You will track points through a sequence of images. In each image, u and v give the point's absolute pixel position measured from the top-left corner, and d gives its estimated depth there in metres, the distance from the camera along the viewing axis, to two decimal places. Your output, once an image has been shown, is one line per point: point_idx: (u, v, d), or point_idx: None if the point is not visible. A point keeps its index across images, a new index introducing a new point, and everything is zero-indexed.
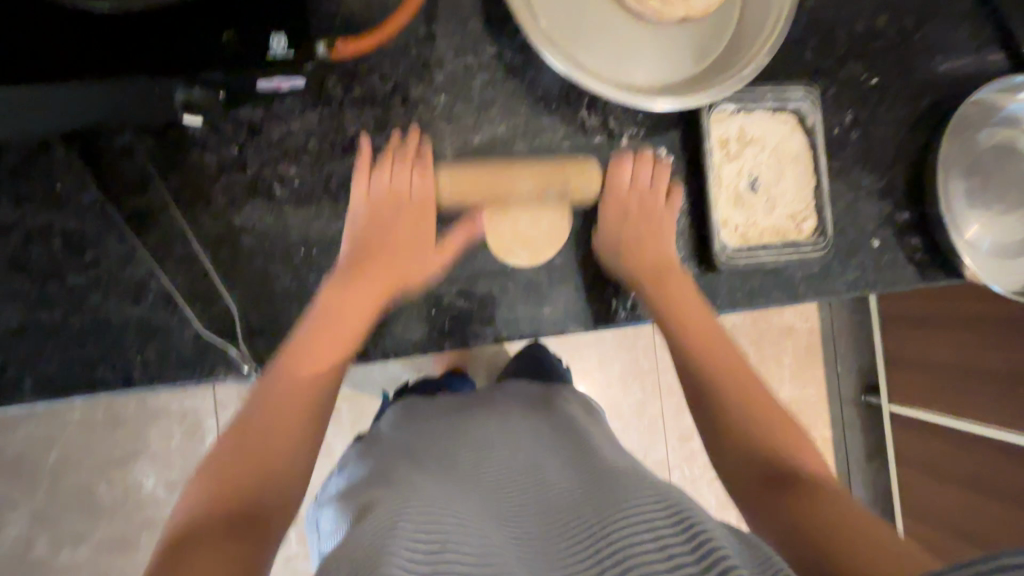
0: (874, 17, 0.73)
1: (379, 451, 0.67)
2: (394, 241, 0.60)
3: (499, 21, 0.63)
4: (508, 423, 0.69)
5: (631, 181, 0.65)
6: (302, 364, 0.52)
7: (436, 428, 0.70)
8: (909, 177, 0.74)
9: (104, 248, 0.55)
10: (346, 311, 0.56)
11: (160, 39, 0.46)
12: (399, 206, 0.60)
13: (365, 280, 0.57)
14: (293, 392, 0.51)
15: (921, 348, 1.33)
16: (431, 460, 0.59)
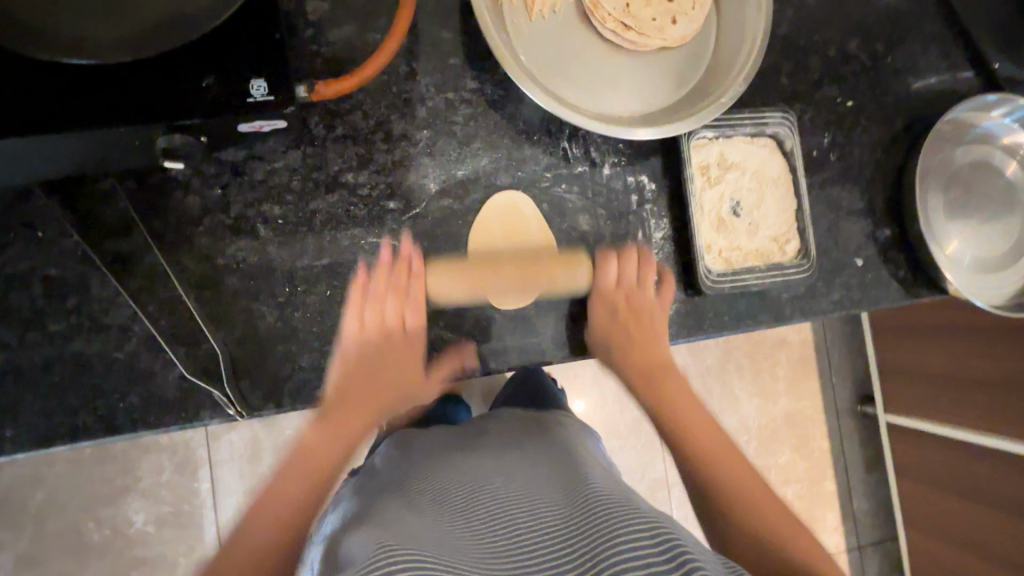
0: (846, 41, 0.75)
1: (374, 485, 0.67)
2: (392, 349, 0.63)
3: (479, 56, 0.64)
4: (503, 455, 0.68)
5: (618, 277, 0.66)
6: (303, 466, 0.58)
7: (429, 460, 0.69)
8: (888, 195, 0.75)
9: (86, 293, 0.55)
10: (376, 382, 0.63)
11: (140, 89, 0.47)
12: (405, 281, 0.61)
13: (376, 391, 0.63)
14: (332, 440, 0.60)
15: (914, 358, 1.34)
16: (425, 495, 0.59)
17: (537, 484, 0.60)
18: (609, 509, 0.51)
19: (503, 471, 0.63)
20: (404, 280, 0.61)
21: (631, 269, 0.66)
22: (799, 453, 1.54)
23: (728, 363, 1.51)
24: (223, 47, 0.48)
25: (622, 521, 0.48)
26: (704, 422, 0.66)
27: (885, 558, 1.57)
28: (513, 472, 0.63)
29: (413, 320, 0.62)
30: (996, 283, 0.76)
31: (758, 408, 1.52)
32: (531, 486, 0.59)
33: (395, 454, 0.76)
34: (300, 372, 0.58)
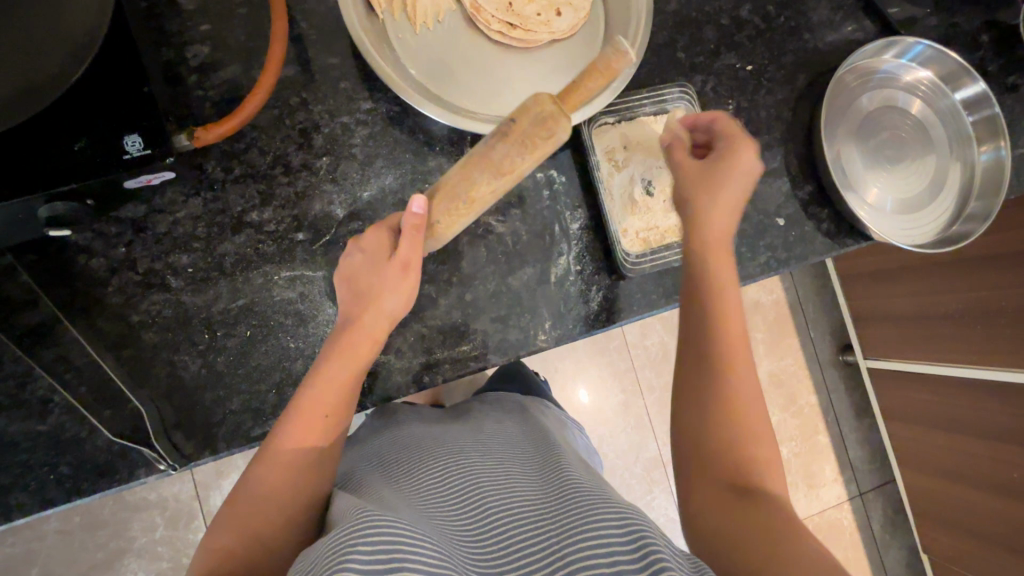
0: (736, 8, 0.76)
1: (359, 459, 0.70)
2: (362, 327, 0.55)
3: (369, 77, 0.65)
4: (485, 438, 0.70)
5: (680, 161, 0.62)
6: (286, 444, 0.52)
7: (413, 438, 0.71)
8: (800, 152, 0.76)
9: (1, 371, 0.54)
10: (349, 356, 0.54)
11: (14, 161, 0.47)
12: (384, 258, 0.56)
13: (353, 355, 0.55)
14: (311, 410, 0.53)
15: (885, 302, 1.35)
16: (404, 475, 0.60)
17: (515, 470, 0.62)
18: (585, 492, 0.53)
19: (483, 454, 0.64)
20: (384, 238, 0.57)
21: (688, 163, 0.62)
22: (786, 411, 1.55)
23: None
24: (91, 108, 0.48)
25: (595, 507, 0.49)
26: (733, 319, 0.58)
27: (887, 501, 1.58)
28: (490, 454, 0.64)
29: None
30: (925, 221, 0.78)
31: None
32: (510, 470, 0.61)
33: (381, 425, 0.79)
34: (231, 416, 0.58)
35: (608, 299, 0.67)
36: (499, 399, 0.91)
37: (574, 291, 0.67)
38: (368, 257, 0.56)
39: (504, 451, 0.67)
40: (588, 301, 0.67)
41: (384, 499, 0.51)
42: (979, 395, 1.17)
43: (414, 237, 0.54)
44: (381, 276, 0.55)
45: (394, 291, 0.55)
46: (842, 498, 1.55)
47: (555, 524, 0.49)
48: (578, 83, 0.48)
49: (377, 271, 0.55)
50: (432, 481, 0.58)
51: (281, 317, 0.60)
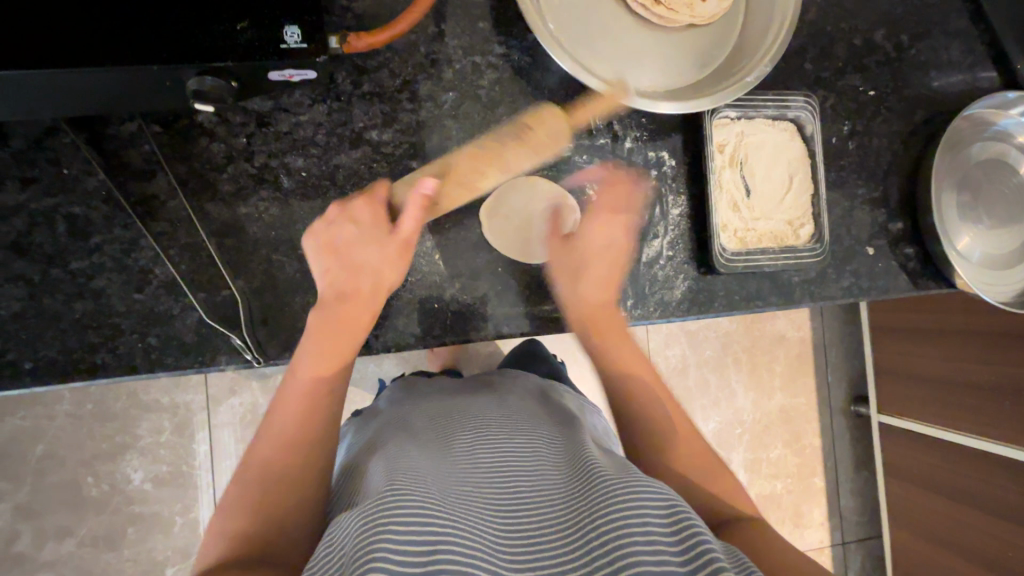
0: (872, 31, 0.75)
1: (383, 420, 0.67)
2: (360, 300, 0.56)
3: (507, 22, 0.64)
4: (503, 402, 0.67)
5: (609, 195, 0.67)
6: (284, 428, 0.53)
7: (436, 401, 0.70)
8: (903, 187, 0.76)
9: (108, 233, 0.55)
10: (335, 339, 0.55)
11: (175, 27, 0.47)
12: (381, 231, 0.57)
13: (341, 334, 0.55)
14: (310, 385, 0.54)
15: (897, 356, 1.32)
16: (426, 434, 0.59)
17: (535, 432, 0.59)
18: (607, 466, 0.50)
19: (502, 416, 0.62)
20: (379, 210, 0.58)
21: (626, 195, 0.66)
22: (790, 448, 1.52)
23: (726, 355, 1.48)
24: None
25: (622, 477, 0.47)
26: (646, 381, 0.68)
27: (868, 555, 1.58)
28: (509, 416, 0.63)
29: (429, 280, 0.62)
30: (1012, 278, 0.77)
31: (753, 401, 1.49)
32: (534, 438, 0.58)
33: (397, 397, 0.75)
34: None
35: (690, 290, 0.68)
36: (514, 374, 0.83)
37: (661, 274, 0.67)
38: (362, 228, 0.57)
39: (529, 417, 0.64)
40: (673, 289, 0.68)
41: (409, 458, 0.51)
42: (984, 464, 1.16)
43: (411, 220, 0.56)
44: (377, 251, 0.57)
45: (394, 266, 0.57)
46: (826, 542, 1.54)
47: (583, 494, 0.47)
48: (586, 108, 0.63)
49: (374, 247, 0.57)
50: (453, 441, 0.57)
51: None
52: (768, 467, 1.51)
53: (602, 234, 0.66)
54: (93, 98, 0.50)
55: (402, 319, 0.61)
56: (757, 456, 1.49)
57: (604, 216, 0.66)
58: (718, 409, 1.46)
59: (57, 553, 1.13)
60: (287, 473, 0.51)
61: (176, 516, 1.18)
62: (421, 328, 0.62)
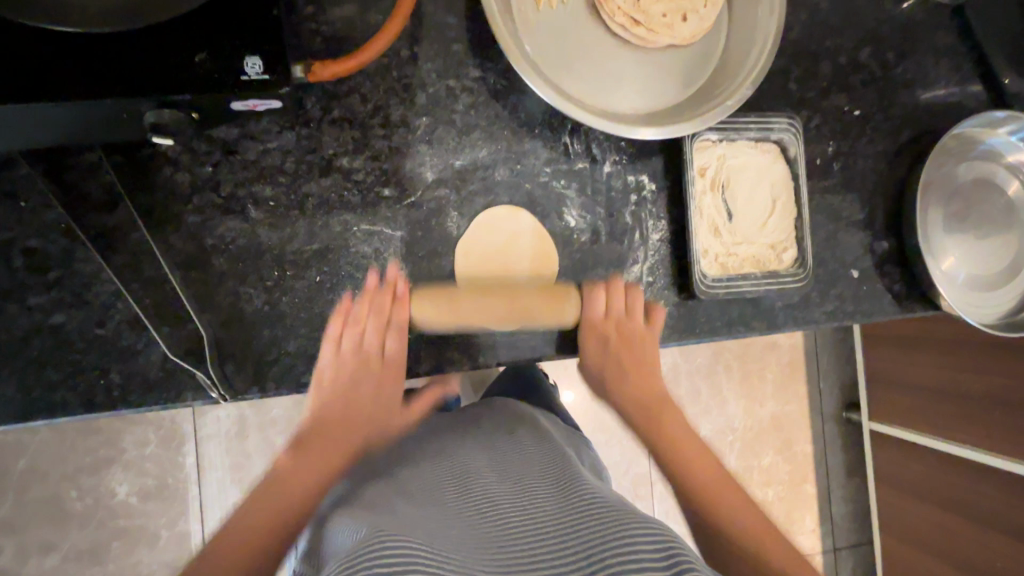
0: (858, 49, 0.74)
1: (369, 471, 0.63)
2: (354, 386, 0.61)
3: (482, 43, 0.63)
4: (494, 447, 0.65)
5: (605, 312, 0.65)
6: (277, 498, 0.54)
7: (425, 447, 0.66)
8: (889, 207, 0.75)
9: (69, 266, 0.53)
10: (326, 441, 0.60)
11: (128, 57, 0.45)
12: (385, 314, 0.59)
13: (318, 446, 0.59)
14: (290, 479, 0.56)
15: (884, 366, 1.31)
16: (415, 485, 0.56)
17: (528, 480, 0.57)
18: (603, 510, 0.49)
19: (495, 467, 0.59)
20: (374, 315, 0.59)
21: (618, 304, 0.65)
22: (782, 455, 1.48)
23: (718, 363, 1.45)
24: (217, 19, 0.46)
25: (618, 523, 0.46)
26: (682, 437, 0.66)
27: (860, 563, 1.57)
28: (502, 465, 0.60)
29: (402, 309, 0.60)
30: (1003, 296, 0.76)
31: (745, 409, 1.46)
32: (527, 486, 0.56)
33: (387, 446, 0.70)
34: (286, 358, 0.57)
35: (671, 315, 0.67)
36: (503, 406, 0.81)
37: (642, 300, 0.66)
38: (365, 313, 0.59)
39: (522, 463, 0.61)
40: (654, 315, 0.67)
41: (397, 513, 0.48)
42: (971, 476, 1.15)
43: (397, 325, 0.60)
44: (373, 333, 0.60)
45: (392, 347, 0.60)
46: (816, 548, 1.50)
47: (579, 540, 0.45)
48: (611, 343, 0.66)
49: (373, 330, 0.59)
50: (445, 493, 0.54)
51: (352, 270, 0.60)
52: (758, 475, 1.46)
53: (597, 347, 0.66)
54: (46, 131, 0.48)
55: (374, 350, 0.60)
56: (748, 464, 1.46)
57: (607, 329, 0.65)
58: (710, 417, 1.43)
59: (40, 569, 1.11)
60: (255, 528, 0.52)
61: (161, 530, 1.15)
62: (394, 358, 0.60)
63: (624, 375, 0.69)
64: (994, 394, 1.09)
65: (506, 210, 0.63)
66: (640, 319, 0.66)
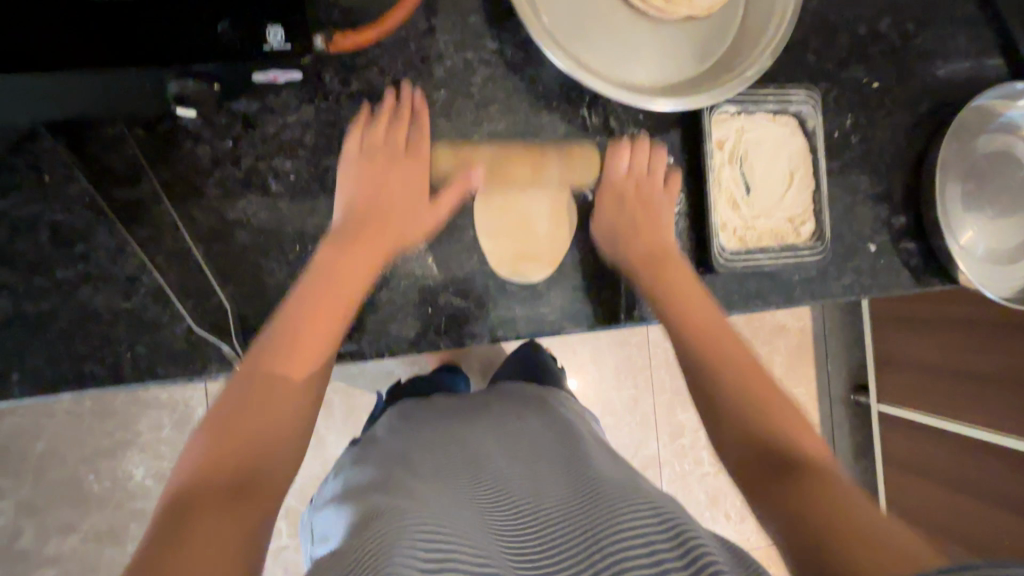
0: (877, 19, 0.73)
1: (378, 449, 0.64)
2: (390, 225, 0.58)
3: (499, 15, 0.62)
4: (505, 429, 0.65)
5: (629, 168, 0.65)
6: (279, 371, 0.48)
7: (433, 426, 0.67)
8: (907, 181, 0.74)
9: (94, 240, 0.54)
10: (305, 337, 0.50)
11: (153, 26, 0.45)
12: (409, 159, 0.60)
13: (319, 314, 0.51)
14: (295, 337, 0.50)
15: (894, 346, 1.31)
16: (423, 459, 0.57)
17: (539, 463, 0.58)
18: (612, 490, 0.49)
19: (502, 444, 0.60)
20: (387, 154, 0.59)
21: (641, 158, 0.65)
22: None
23: None
24: None
25: (623, 506, 0.46)
26: (749, 361, 0.57)
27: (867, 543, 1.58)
28: (513, 446, 0.61)
29: (422, 283, 0.61)
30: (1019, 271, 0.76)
31: None
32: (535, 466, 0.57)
33: (396, 424, 0.70)
34: None
35: None
36: (516, 388, 0.80)
37: None
38: (387, 133, 0.59)
39: (529, 442, 0.62)
40: None
41: (410, 489, 0.49)
42: (981, 454, 1.16)
43: (423, 184, 0.60)
44: (404, 186, 0.60)
45: (408, 214, 0.59)
46: None
47: (585, 515, 0.46)
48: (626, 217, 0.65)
49: (398, 193, 0.59)
50: (454, 474, 0.54)
51: None
52: None
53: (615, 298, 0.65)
54: (71, 102, 0.48)
55: (395, 324, 0.60)
56: None
57: (633, 247, 0.63)
58: None
59: (61, 548, 1.13)
60: (260, 429, 0.44)
61: None
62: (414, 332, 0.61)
63: (667, 266, 0.63)
64: (1004, 372, 1.09)
65: (529, 175, 0.60)
66: (663, 197, 0.65)
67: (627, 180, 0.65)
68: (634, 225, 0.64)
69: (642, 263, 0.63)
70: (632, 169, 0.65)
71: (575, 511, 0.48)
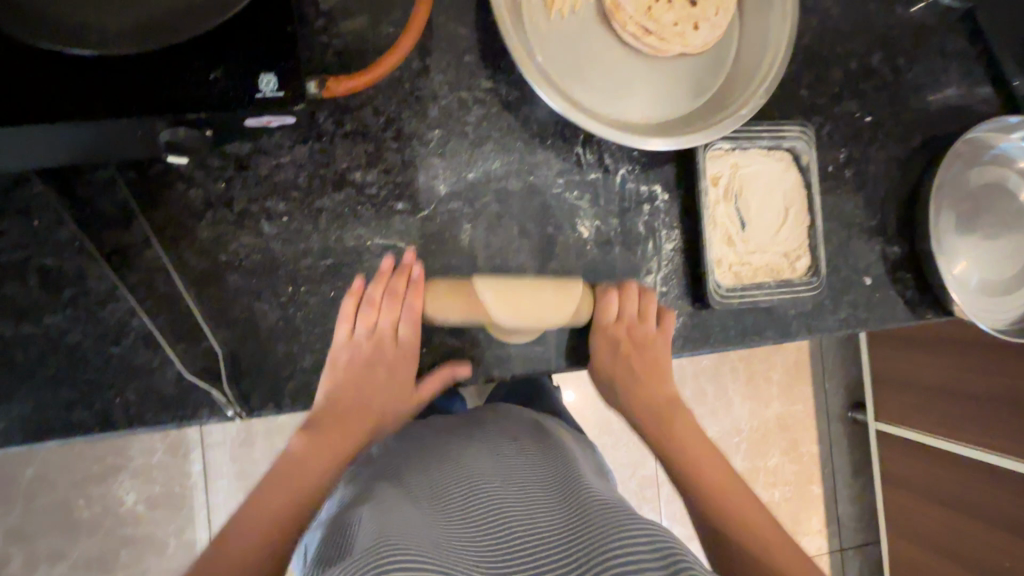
0: (869, 54, 0.74)
1: (371, 464, 0.62)
2: (365, 404, 0.59)
3: (494, 54, 0.62)
4: (500, 445, 0.63)
5: (619, 310, 0.63)
6: (289, 487, 0.52)
7: (427, 439, 0.66)
8: (901, 213, 0.75)
9: (84, 284, 0.53)
10: (294, 480, 0.53)
11: (144, 77, 0.44)
12: (392, 356, 0.59)
13: (329, 432, 0.56)
14: (280, 479, 0.53)
15: (891, 368, 1.31)
16: (418, 478, 0.56)
17: (535, 483, 0.55)
18: (607, 515, 0.47)
19: (496, 459, 0.59)
20: (387, 307, 0.58)
21: (633, 304, 0.63)
22: (789, 457, 1.48)
23: (725, 365, 1.44)
24: (232, 36, 0.46)
25: (617, 532, 0.45)
26: (723, 474, 0.61)
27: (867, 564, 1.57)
28: (507, 463, 0.59)
29: (416, 323, 0.60)
30: (1011, 304, 0.76)
31: (751, 410, 1.45)
32: (529, 481, 0.56)
33: (390, 439, 0.69)
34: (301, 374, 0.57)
35: (686, 326, 0.67)
36: (508, 408, 0.79)
37: None
38: (380, 309, 0.58)
39: (523, 458, 0.61)
40: None
41: (404, 510, 0.48)
42: (979, 477, 1.15)
43: (411, 312, 0.58)
44: (387, 372, 0.59)
45: (395, 399, 0.61)
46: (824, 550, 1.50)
47: (580, 543, 0.45)
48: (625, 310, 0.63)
49: (382, 392, 0.60)
50: (447, 490, 0.53)
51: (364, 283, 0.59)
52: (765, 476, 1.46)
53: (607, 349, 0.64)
54: (62, 150, 0.48)
55: (389, 364, 0.60)
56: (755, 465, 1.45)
57: (617, 332, 0.63)
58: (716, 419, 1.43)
59: None
60: (251, 536, 0.49)
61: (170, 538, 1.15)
62: (408, 372, 0.60)
63: (652, 375, 0.65)
64: (1002, 396, 1.08)
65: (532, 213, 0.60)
66: (658, 332, 0.64)
67: (623, 320, 0.63)
68: (644, 368, 0.65)
69: (659, 438, 0.64)
70: (626, 313, 0.63)
71: (569, 537, 0.47)
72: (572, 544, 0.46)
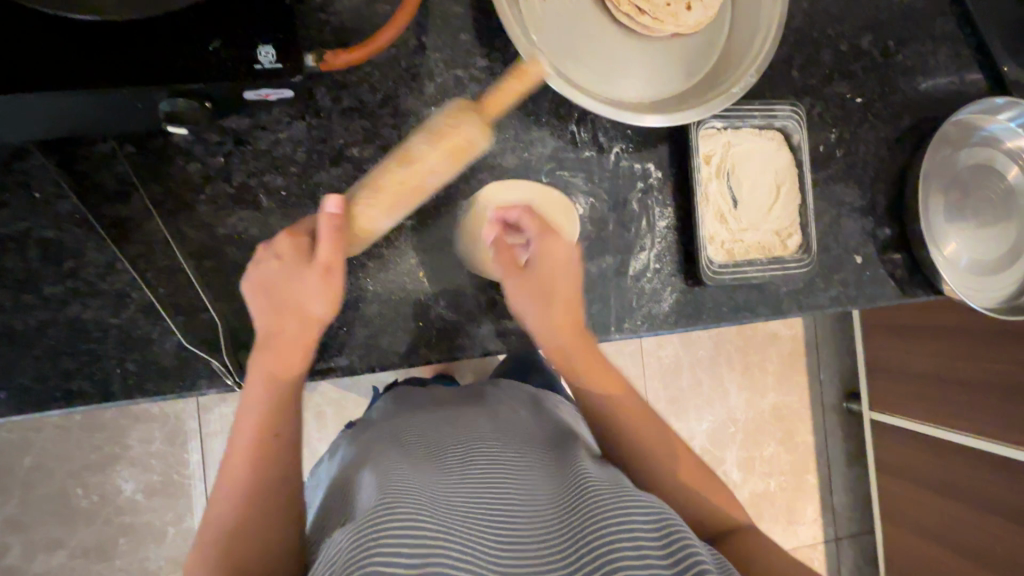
0: (859, 37, 0.75)
1: (370, 431, 0.63)
2: (295, 312, 0.52)
3: (489, 33, 0.63)
4: (497, 415, 0.64)
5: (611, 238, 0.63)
6: (257, 416, 0.51)
7: (426, 408, 0.66)
8: (891, 194, 0.76)
9: (84, 257, 0.54)
10: (283, 353, 0.52)
11: (145, 48, 0.45)
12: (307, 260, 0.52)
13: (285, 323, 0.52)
14: (268, 374, 0.51)
15: (883, 355, 1.32)
16: (417, 442, 0.56)
17: (531, 447, 0.57)
18: (603, 481, 0.48)
19: (493, 427, 0.59)
20: (302, 241, 0.53)
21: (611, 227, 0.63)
22: (784, 445, 1.49)
23: (720, 355, 1.45)
24: (232, 8, 0.47)
25: (612, 494, 0.46)
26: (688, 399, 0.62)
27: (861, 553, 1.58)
28: (505, 429, 0.60)
29: (413, 297, 0.61)
30: (1005, 282, 0.77)
31: (746, 400, 1.46)
32: (525, 448, 0.56)
33: (389, 408, 0.69)
34: None
35: (679, 302, 0.67)
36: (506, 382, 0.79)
37: (649, 287, 0.67)
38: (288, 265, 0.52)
39: (520, 429, 0.61)
40: (660, 300, 0.67)
41: (404, 470, 0.48)
42: (970, 462, 1.16)
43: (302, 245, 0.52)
44: (303, 283, 0.51)
45: (321, 296, 0.52)
46: (818, 538, 1.51)
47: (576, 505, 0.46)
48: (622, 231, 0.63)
49: (300, 279, 0.51)
50: (446, 454, 0.53)
51: (362, 258, 0.60)
52: (760, 465, 1.47)
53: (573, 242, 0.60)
54: (63, 121, 0.49)
55: (386, 337, 0.60)
56: (751, 454, 1.46)
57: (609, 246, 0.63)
58: (711, 408, 1.44)
59: (47, 566, 1.11)
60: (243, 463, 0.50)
61: (168, 526, 1.16)
62: (405, 346, 0.61)
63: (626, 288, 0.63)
64: (991, 378, 1.10)
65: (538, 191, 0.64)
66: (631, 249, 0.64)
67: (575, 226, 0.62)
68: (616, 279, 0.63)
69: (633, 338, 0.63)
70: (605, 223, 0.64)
71: (566, 499, 0.48)
72: (568, 505, 0.47)
